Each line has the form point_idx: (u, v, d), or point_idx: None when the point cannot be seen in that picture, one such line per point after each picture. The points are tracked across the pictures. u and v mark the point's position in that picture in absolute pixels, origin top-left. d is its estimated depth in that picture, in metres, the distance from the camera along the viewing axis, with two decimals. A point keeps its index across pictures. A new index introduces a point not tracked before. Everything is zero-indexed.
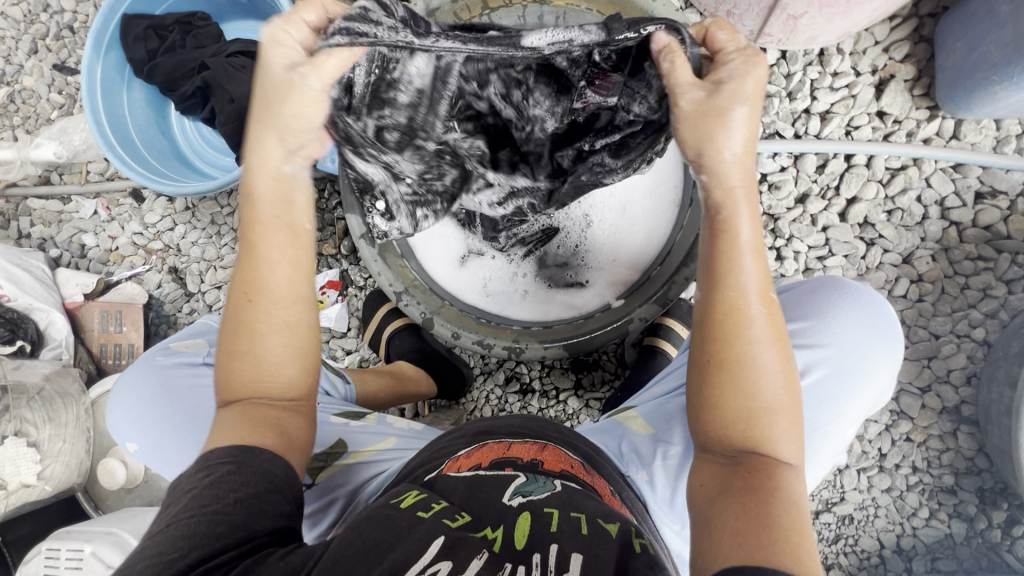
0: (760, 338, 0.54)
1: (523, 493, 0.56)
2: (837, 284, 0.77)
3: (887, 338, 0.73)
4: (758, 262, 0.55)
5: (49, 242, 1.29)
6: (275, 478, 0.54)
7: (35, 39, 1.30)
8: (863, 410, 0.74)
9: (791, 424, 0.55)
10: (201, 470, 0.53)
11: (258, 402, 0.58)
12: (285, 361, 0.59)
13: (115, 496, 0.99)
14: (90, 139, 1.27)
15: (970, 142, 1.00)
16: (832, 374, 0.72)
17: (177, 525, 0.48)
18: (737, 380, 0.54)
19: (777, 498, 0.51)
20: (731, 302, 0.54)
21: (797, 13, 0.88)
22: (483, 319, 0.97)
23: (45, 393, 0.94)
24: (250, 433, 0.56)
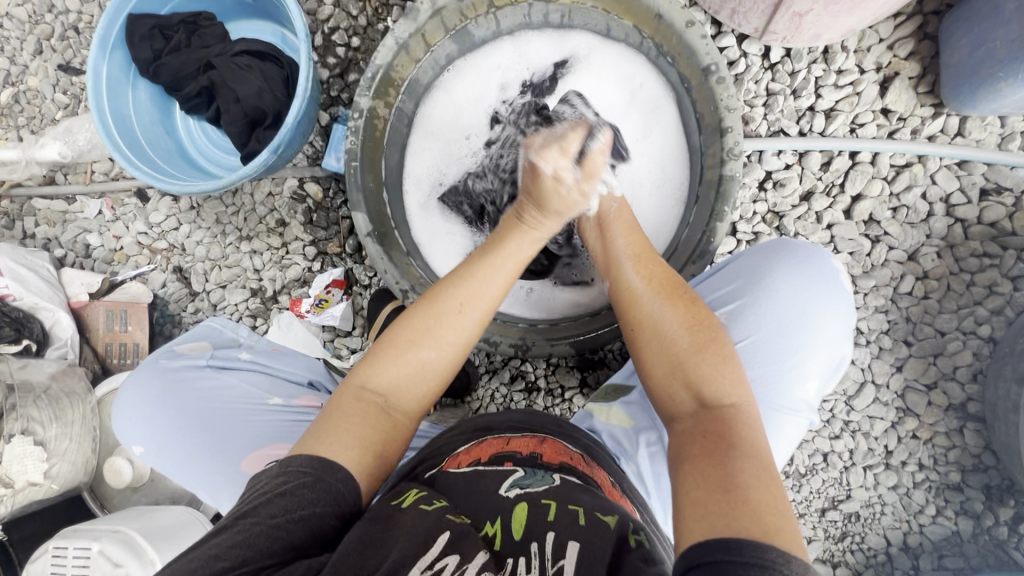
0: (651, 296, 0.68)
1: (520, 485, 0.58)
2: (777, 246, 0.80)
3: (829, 290, 0.75)
4: (633, 244, 0.74)
5: (54, 242, 1.29)
6: (343, 497, 0.54)
7: (40, 39, 1.31)
8: (822, 365, 0.75)
9: (720, 362, 0.60)
10: (281, 476, 0.54)
11: (374, 400, 0.62)
12: (430, 372, 0.64)
13: (121, 495, 0.99)
14: (95, 139, 1.28)
15: (975, 140, 1.00)
16: (777, 331, 0.74)
17: (239, 531, 0.49)
18: (654, 336, 0.64)
19: (725, 448, 0.53)
20: (630, 287, 0.70)
21: (802, 11, 0.88)
22: (491, 317, 0.96)
23: (51, 392, 0.94)
24: (352, 434, 0.59)
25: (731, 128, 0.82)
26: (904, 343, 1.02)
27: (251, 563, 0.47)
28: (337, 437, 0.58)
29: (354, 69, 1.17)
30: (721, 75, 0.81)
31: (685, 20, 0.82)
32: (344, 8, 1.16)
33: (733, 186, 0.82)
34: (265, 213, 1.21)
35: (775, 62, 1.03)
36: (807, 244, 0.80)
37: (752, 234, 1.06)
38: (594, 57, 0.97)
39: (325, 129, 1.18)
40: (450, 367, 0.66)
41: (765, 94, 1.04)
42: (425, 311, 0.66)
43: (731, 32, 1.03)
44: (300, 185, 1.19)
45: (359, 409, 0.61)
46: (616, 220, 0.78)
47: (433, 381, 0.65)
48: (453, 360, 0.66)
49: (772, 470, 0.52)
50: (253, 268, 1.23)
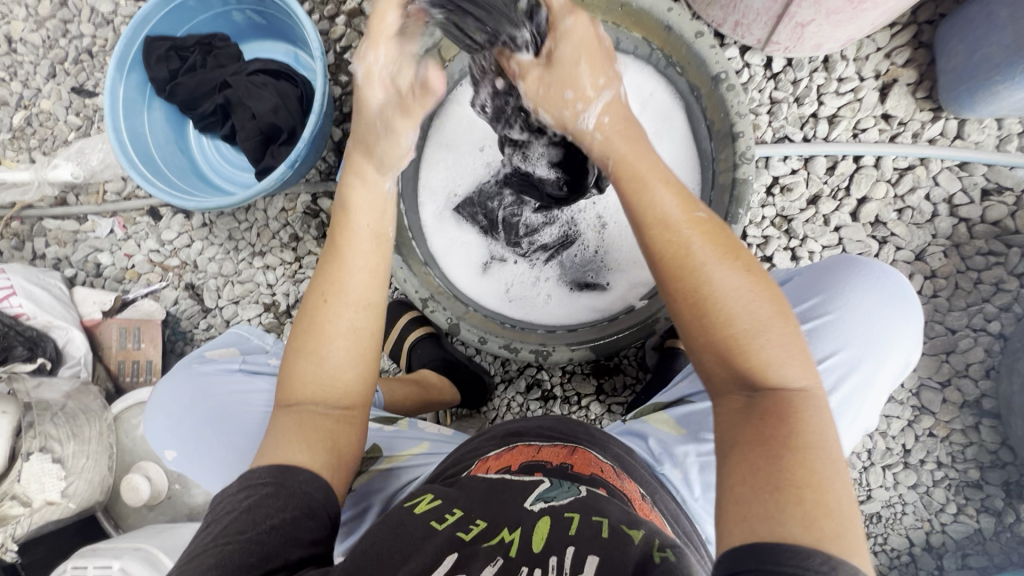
0: (704, 256, 0.57)
1: (545, 498, 0.57)
2: (849, 260, 0.80)
3: (906, 307, 0.76)
4: (669, 188, 0.60)
5: (65, 261, 1.29)
6: (306, 497, 0.56)
7: (53, 63, 1.33)
8: (892, 379, 0.76)
9: (784, 340, 0.55)
10: (241, 492, 0.55)
11: (301, 409, 0.62)
12: (335, 368, 0.63)
13: (138, 513, 0.98)
14: (107, 159, 1.29)
15: (974, 142, 1.03)
16: (857, 344, 0.75)
17: (214, 552, 0.50)
18: (713, 304, 0.56)
19: (790, 441, 0.50)
20: (664, 240, 0.59)
21: (805, 21, 0.91)
22: (507, 324, 0.97)
23: (68, 410, 0.93)
24: (303, 439, 0.60)
25: (743, 132, 0.84)
26: (916, 342, 1.04)
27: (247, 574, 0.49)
28: (285, 441, 0.59)
29: None
30: (731, 82, 0.85)
31: (694, 31, 0.85)
32: (356, 28, 1.19)
33: (747, 189, 0.84)
34: (279, 228, 1.22)
35: (777, 72, 1.07)
36: (876, 259, 0.80)
37: (762, 238, 1.08)
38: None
39: (338, 145, 1.20)
40: (360, 350, 0.64)
41: (769, 102, 1.07)
42: (305, 315, 0.64)
43: (734, 44, 1.07)
44: (314, 200, 1.20)
45: (293, 413, 0.62)
46: (632, 165, 0.62)
47: (354, 368, 0.64)
48: (352, 350, 0.63)
49: (835, 460, 0.51)
50: (266, 283, 1.23)
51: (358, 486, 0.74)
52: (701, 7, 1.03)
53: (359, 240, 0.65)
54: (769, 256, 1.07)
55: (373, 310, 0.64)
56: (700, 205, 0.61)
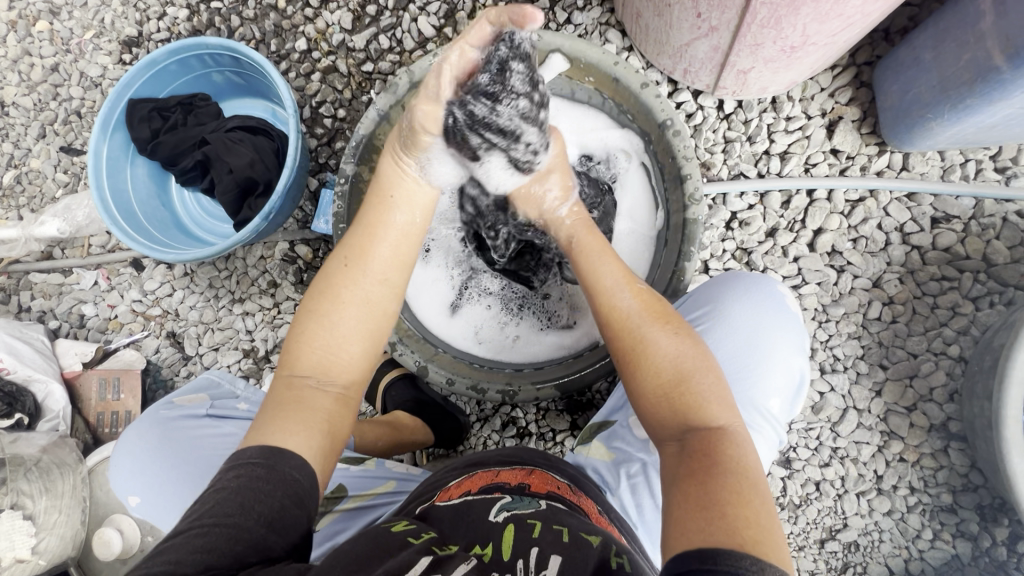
0: (642, 321, 0.67)
1: (507, 508, 0.59)
2: (727, 278, 0.84)
3: (777, 313, 0.80)
4: (618, 264, 0.75)
5: (49, 314, 1.31)
6: (298, 483, 0.55)
7: (44, 124, 1.39)
8: (785, 381, 0.79)
9: (710, 386, 0.61)
10: (233, 471, 0.54)
11: (302, 382, 0.65)
12: (348, 338, 0.68)
13: (110, 567, 0.97)
14: (92, 214, 1.33)
15: (920, 173, 1.08)
16: (734, 358, 0.78)
17: (201, 534, 0.48)
18: (641, 362, 0.64)
19: (717, 470, 0.53)
20: (607, 303, 0.71)
21: (746, 68, 0.97)
22: (476, 364, 0.99)
23: (42, 464, 0.94)
24: (298, 420, 0.61)
25: (690, 174, 0.88)
26: (880, 367, 1.06)
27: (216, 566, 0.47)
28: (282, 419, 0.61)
29: (341, 138, 1.25)
30: (678, 127, 0.89)
31: (640, 81, 0.91)
32: (330, 84, 1.25)
33: (697, 229, 0.88)
34: (257, 275, 1.25)
35: (728, 113, 1.12)
36: (754, 274, 0.84)
37: (724, 271, 1.11)
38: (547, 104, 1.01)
39: (313, 194, 1.24)
40: (368, 330, 0.70)
41: (723, 141, 1.12)
42: (323, 282, 0.71)
43: (686, 88, 1.12)
44: (291, 247, 1.24)
45: (288, 390, 0.64)
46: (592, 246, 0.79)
47: (359, 342, 0.70)
48: (366, 323, 0.70)
49: (759, 487, 0.53)
50: (245, 329, 1.25)
51: (323, 526, 0.76)
52: (652, 56, 1.09)
53: (392, 227, 0.76)
54: None
55: (388, 287, 0.73)
56: (642, 280, 0.73)
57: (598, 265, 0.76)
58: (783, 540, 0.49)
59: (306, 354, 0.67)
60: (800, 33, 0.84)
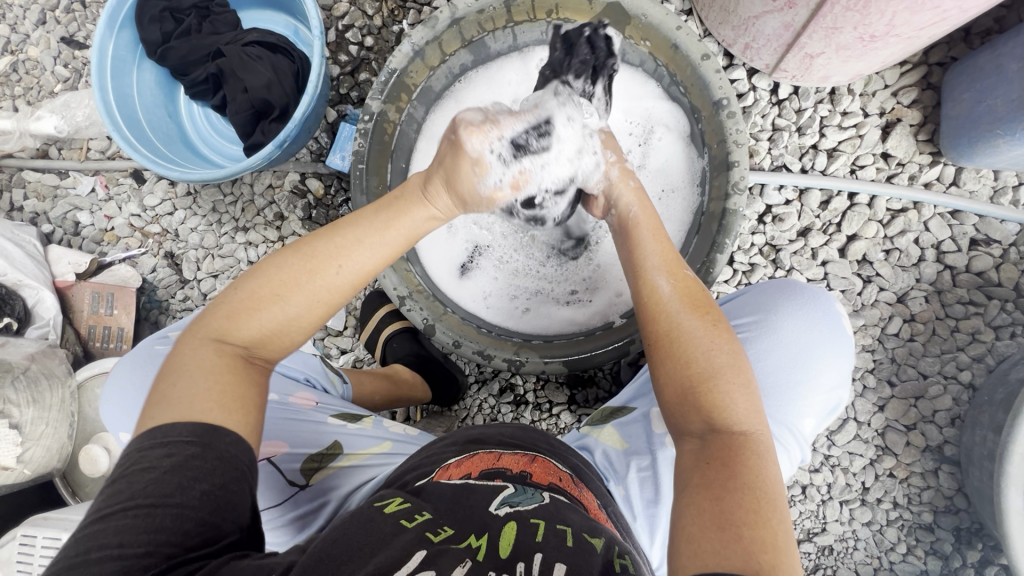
0: (679, 308, 0.63)
1: (510, 503, 0.57)
2: (781, 286, 0.81)
3: (831, 334, 0.76)
4: (664, 245, 0.71)
5: (42, 217, 1.26)
6: (237, 460, 0.52)
7: (43, 10, 1.27)
8: (823, 403, 0.77)
9: (740, 387, 0.57)
10: (162, 446, 0.50)
11: (234, 353, 0.58)
12: (297, 324, 0.61)
13: (95, 483, 0.97)
14: (93, 115, 1.25)
15: (969, 190, 1.03)
16: (776, 373, 0.75)
17: (140, 516, 0.47)
18: (673, 348, 0.60)
19: (734, 484, 0.51)
20: (648, 283, 0.66)
21: (814, 53, 0.89)
22: (484, 330, 0.96)
23: (31, 373, 0.92)
24: (230, 390, 0.55)
25: (738, 162, 0.83)
26: (887, 383, 1.05)
27: (164, 548, 0.46)
28: (218, 400, 0.54)
29: (366, 68, 1.16)
30: (732, 109, 0.83)
31: (701, 52, 0.83)
32: (360, 7, 1.15)
33: (736, 220, 0.83)
34: (264, 206, 1.19)
35: (782, 99, 1.05)
36: (811, 287, 0.81)
37: (748, 265, 1.07)
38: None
39: (331, 125, 1.17)
40: (319, 316, 0.62)
41: (771, 128, 1.06)
42: (302, 262, 0.61)
43: (742, 65, 1.05)
44: (302, 180, 1.18)
45: (221, 358, 0.57)
46: (648, 223, 0.73)
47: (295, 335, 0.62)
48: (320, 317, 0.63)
49: (777, 508, 0.51)
50: (247, 260, 1.21)
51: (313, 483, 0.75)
52: (713, 24, 1.01)
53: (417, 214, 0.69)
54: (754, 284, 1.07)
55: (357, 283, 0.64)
56: (687, 267, 0.68)
57: (641, 246, 0.71)
58: (795, 558, 0.49)
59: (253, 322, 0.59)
60: (885, 22, 0.76)
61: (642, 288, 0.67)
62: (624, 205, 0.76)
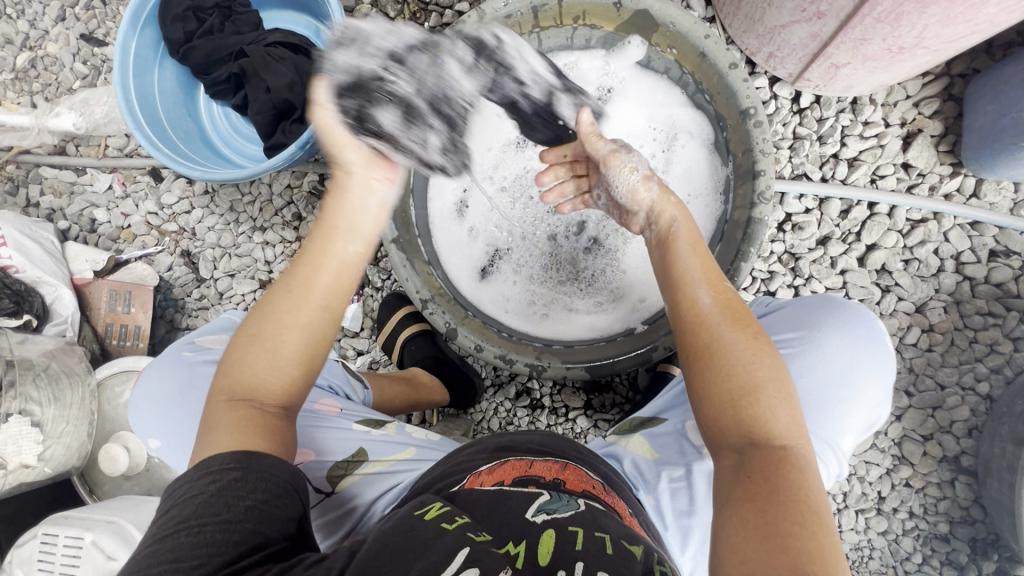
0: (718, 319, 0.62)
1: (547, 511, 0.57)
2: (825, 302, 0.80)
3: (875, 353, 0.76)
4: (703, 253, 0.68)
5: (58, 213, 1.25)
6: (279, 476, 0.54)
7: (64, 6, 1.28)
8: (862, 422, 0.77)
9: (780, 400, 0.57)
10: (203, 477, 0.51)
11: (245, 406, 0.59)
12: (287, 361, 0.60)
13: (113, 482, 0.98)
14: (112, 113, 1.24)
15: (989, 202, 1.03)
16: (820, 390, 0.75)
17: (191, 533, 0.48)
18: (712, 360, 0.59)
19: (778, 497, 0.51)
20: (686, 292, 0.65)
21: (840, 63, 0.90)
22: (505, 334, 0.95)
23: (51, 371, 0.92)
24: (252, 434, 0.56)
25: (764, 171, 0.83)
26: (905, 393, 1.05)
27: (218, 558, 0.47)
28: (245, 439, 0.56)
29: None
30: (759, 118, 0.83)
31: (728, 61, 0.84)
32: (382, 8, 1.15)
33: (761, 229, 0.83)
34: (282, 206, 1.19)
35: (803, 107, 1.06)
36: (854, 303, 0.80)
37: (767, 273, 1.07)
38: (615, 70, 0.98)
39: None
40: (308, 351, 0.61)
41: (792, 137, 1.06)
42: (265, 309, 0.61)
43: (765, 73, 1.05)
44: (320, 181, 1.18)
45: (238, 414, 0.58)
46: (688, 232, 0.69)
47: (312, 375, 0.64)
48: (307, 347, 0.61)
49: (821, 519, 0.51)
50: (264, 259, 1.21)
51: (340, 489, 0.75)
52: (736, 33, 1.01)
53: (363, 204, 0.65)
54: (773, 292, 1.07)
55: (331, 312, 0.62)
56: (726, 278, 0.66)
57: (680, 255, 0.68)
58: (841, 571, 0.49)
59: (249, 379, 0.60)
60: (915, 34, 0.77)
61: (678, 298, 0.65)
62: (665, 220, 0.71)
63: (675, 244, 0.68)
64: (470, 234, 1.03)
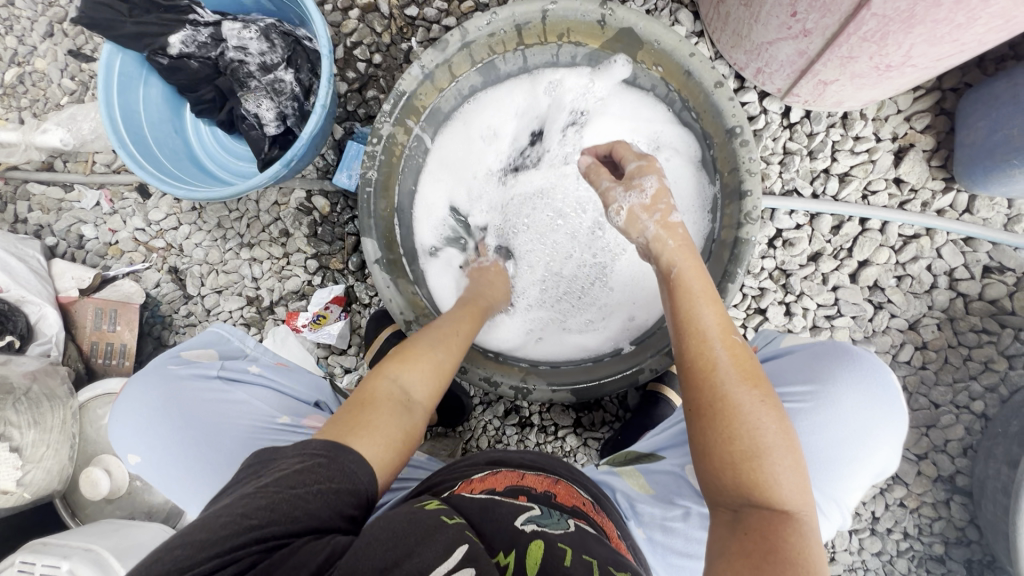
0: (726, 375, 0.59)
1: (536, 522, 0.55)
2: (841, 353, 0.78)
3: (889, 411, 0.75)
4: (715, 301, 0.65)
5: (46, 229, 1.25)
6: (357, 481, 0.52)
7: (51, 22, 1.27)
8: (869, 479, 0.76)
9: (783, 464, 0.55)
10: (297, 454, 0.52)
11: (393, 399, 0.63)
12: (437, 377, 0.70)
13: (96, 505, 0.97)
14: (99, 129, 1.24)
15: (983, 218, 1.01)
16: (830, 446, 0.74)
17: (265, 497, 0.47)
18: (717, 417, 0.58)
19: (775, 560, 0.49)
20: (694, 342, 0.62)
21: (828, 80, 0.88)
22: (490, 353, 0.95)
23: (32, 395, 0.91)
24: (377, 430, 0.58)
25: (751, 190, 0.82)
26: None
27: (277, 528, 0.46)
28: (385, 440, 0.58)
29: (373, 85, 1.16)
30: (746, 137, 0.82)
31: (714, 79, 0.83)
32: (369, 24, 1.15)
33: (748, 250, 0.82)
34: (270, 222, 1.19)
35: (793, 122, 1.04)
36: (870, 354, 0.78)
37: (758, 290, 1.06)
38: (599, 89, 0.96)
39: (338, 143, 1.16)
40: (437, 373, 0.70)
41: (782, 152, 1.05)
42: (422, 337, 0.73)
43: (754, 88, 1.04)
44: (308, 197, 1.17)
45: (374, 397, 0.62)
46: (695, 276, 0.66)
47: (438, 388, 0.69)
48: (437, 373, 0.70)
49: None
50: (252, 276, 1.20)
51: None
52: (725, 48, 1.00)
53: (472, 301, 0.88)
54: (764, 309, 1.06)
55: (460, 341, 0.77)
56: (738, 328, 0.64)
57: (690, 301, 0.65)
58: None
59: (375, 375, 0.66)
60: (903, 53, 0.75)
61: (686, 348, 0.63)
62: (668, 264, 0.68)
63: (685, 288, 0.65)
64: (453, 266, 1.00)
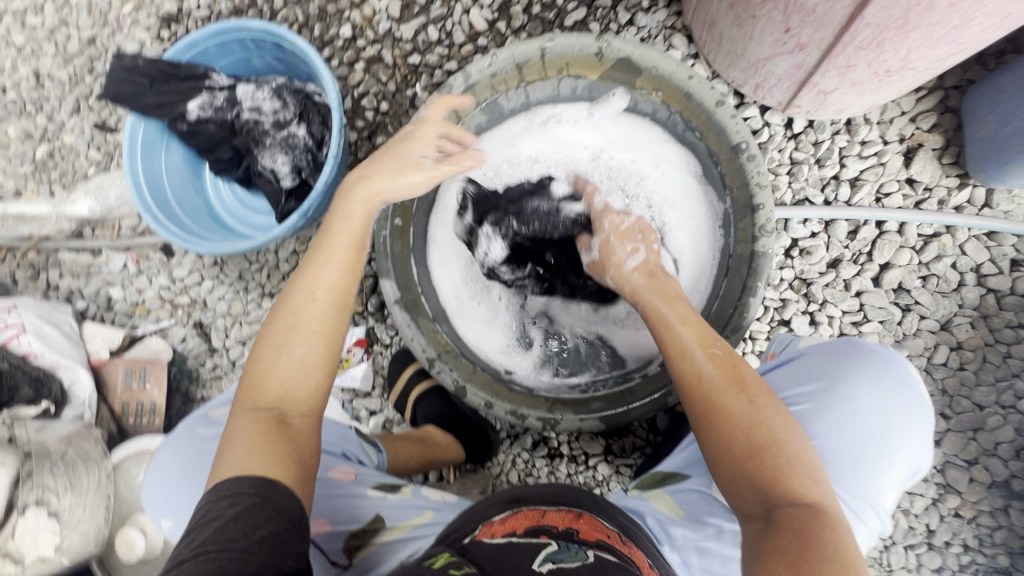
0: (716, 381, 0.62)
1: (553, 560, 0.54)
2: (850, 348, 0.76)
3: (910, 402, 0.72)
4: (692, 320, 0.71)
5: (76, 294, 1.29)
6: (288, 511, 0.56)
7: (78, 98, 1.34)
8: (903, 478, 0.73)
9: (791, 454, 0.57)
10: (225, 500, 0.55)
11: (266, 417, 0.64)
12: (312, 366, 0.67)
13: (130, 567, 0.99)
14: (124, 195, 1.29)
15: (1003, 211, 1.00)
16: (855, 445, 0.71)
17: (207, 559, 0.50)
18: (718, 423, 0.60)
19: (810, 555, 0.48)
20: (680, 360, 0.66)
21: (828, 89, 0.89)
22: (515, 387, 0.94)
23: (68, 458, 0.93)
24: (272, 452, 0.60)
25: (763, 204, 0.82)
26: (941, 417, 1.00)
27: None
28: (267, 456, 0.60)
29: (382, 132, 1.20)
30: (752, 152, 0.83)
31: (715, 99, 0.84)
32: (374, 75, 1.20)
33: (765, 263, 0.82)
34: (289, 271, 1.21)
35: (797, 132, 1.05)
36: (880, 347, 0.77)
37: (780, 301, 1.05)
38: (599, 119, 1.00)
39: None
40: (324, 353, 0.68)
41: (790, 162, 1.05)
42: (286, 316, 0.68)
43: (754, 103, 1.05)
44: None
45: (259, 422, 0.63)
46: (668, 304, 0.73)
47: (324, 368, 0.68)
48: (328, 349, 0.68)
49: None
50: None
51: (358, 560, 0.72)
52: (721, 67, 1.02)
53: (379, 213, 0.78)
54: (788, 319, 1.04)
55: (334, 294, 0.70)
56: (720, 337, 0.68)
57: (668, 326, 0.71)
58: None
59: (251, 390, 0.66)
60: (901, 57, 0.76)
61: (675, 366, 0.67)
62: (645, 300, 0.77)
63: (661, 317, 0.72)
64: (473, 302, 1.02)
